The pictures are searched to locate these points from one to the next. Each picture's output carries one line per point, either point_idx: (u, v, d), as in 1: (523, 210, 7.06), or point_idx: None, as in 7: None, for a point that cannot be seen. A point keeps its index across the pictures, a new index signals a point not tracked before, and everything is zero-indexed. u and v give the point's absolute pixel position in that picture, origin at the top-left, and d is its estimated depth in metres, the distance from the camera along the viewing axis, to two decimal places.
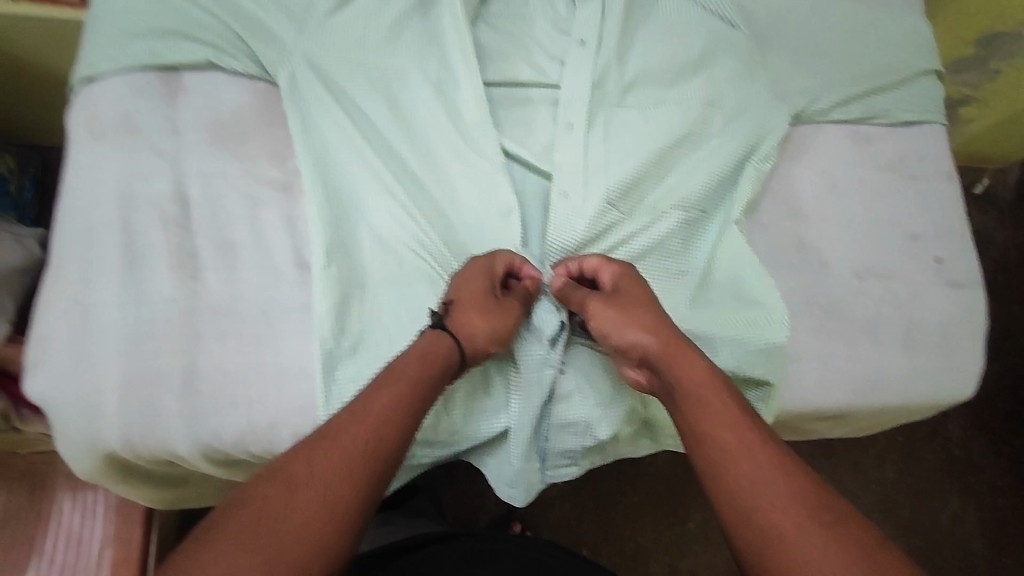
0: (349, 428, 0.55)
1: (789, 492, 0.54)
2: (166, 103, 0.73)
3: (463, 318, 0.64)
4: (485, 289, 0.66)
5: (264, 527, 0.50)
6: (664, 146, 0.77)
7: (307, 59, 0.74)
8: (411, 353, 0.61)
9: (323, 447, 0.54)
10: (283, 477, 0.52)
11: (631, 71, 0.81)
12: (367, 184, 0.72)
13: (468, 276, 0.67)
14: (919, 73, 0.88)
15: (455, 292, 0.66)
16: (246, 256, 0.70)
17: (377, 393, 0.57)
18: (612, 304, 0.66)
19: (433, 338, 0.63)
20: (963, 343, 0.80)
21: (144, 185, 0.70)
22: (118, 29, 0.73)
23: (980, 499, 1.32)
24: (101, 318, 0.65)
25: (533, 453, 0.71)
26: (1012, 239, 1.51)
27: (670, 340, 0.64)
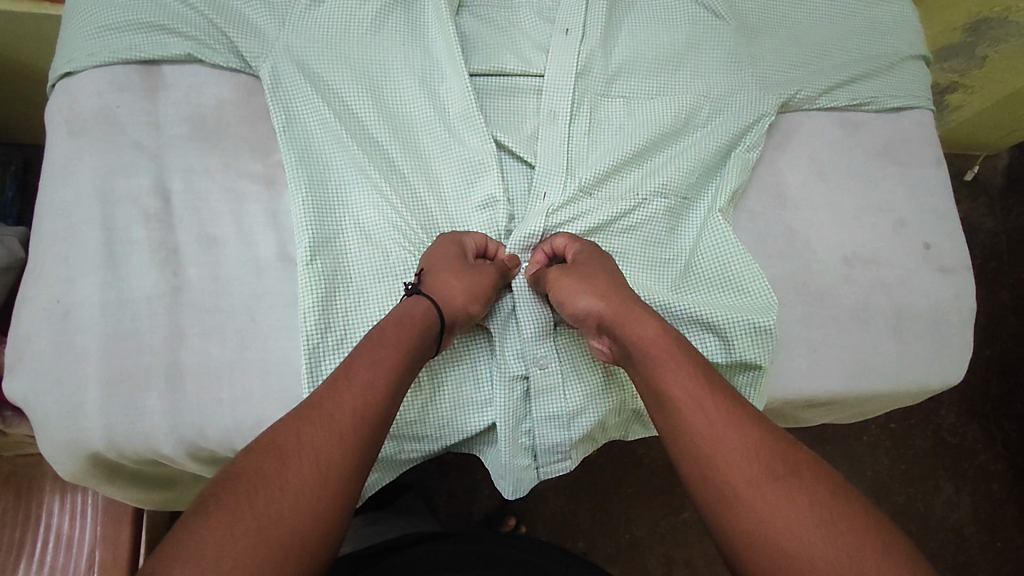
0: (338, 393, 0.56)
1: (754, 453, 0.54)
2: (144, 97, 0.71)
3: (435, 282, 0.65)
4: (455, 257, 0.67)
5: (257, 492, 0.50)
6: (648, 136, 0.77)
7: (289, 51, 0.73)
8: (388, 321, 0.62)
9: (313, 414, 0.55)
10: (272, 444, 0.53)
11: (616, 61, 0.80)
12: (352, 178, 0.72)
13: (435, 248, 0.68)
14: (907, 59, 0.88)
15: (425, 262, 0.67)
16: (229, 250, 0.69)
17: (364, 359, 0.59)
18: (572, 272, 0.67)
19: (406, 305, 0.64)
20: (952, 327, 0.80)
21: (124, 181, 0.69)
22: (94, 22, 0.72)
23: (973, 484, 1.33)
24: (82, 316, 0.65)
25: (521, 447, 0.71)
26: (1003, 225, 1.52)
27: (626, 304, 0.65)
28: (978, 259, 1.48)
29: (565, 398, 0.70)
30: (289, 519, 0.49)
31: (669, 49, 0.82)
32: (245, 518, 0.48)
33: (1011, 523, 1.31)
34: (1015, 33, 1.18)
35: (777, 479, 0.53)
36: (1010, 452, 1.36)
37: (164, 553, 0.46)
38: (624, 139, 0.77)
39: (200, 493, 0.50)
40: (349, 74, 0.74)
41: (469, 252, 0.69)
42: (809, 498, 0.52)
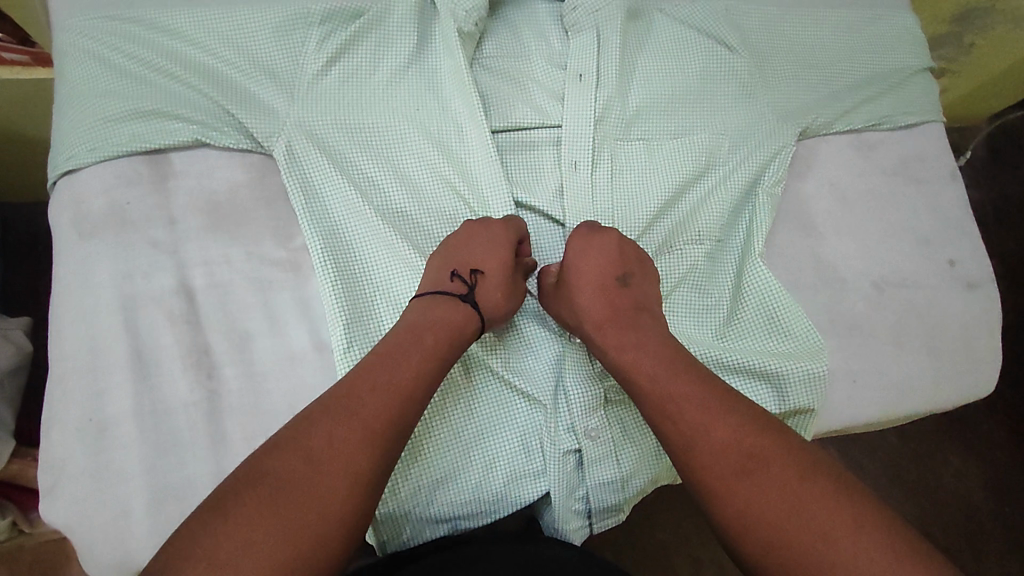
0: (366, 396, 0.56)
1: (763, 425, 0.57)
2: (153, 189, 0.68)
3: (491, 295, 0.67)
4: (511, 264, 0.69)
5: (278, 499, 0.50)
6: (673, 180, 0.76)
7: (302, 127, 0.70)
8: (442, 330, 0.63)
9: (338, 416, 0.55)
10: (297, 446, 0.53)
11: (633, 107, 0.79)
12: (381, 255, 0.70)
13: (494, 238, 0.69)
14: (916, 72, 0.87)
15: (484, 263, 0.68)
16: (262, 344, 0.67)
17: (389, 361, 0.59)
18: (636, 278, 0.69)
19: (465, 316, 0.65)
20: (981, 341, 0.81)
21: (144, 282, 0.66)
22: (90, 114, 0.67)
23: (979, 453, 1.35)
24: (118, 431, 0.62)
25: (575, 510, 0.70)
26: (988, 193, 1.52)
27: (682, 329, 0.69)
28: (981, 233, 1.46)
29: (617, 461, 0.70)
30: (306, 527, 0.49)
31: (685, 88, 0.80)
32: (264, 524, 0.48)
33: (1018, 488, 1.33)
34: (999, 21, 1.18)
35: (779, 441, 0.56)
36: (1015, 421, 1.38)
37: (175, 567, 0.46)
38: (648, 187, 0.76)
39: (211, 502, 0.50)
40: (365, 145, 0.72)
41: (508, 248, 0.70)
42: (808, 467, 0.55)
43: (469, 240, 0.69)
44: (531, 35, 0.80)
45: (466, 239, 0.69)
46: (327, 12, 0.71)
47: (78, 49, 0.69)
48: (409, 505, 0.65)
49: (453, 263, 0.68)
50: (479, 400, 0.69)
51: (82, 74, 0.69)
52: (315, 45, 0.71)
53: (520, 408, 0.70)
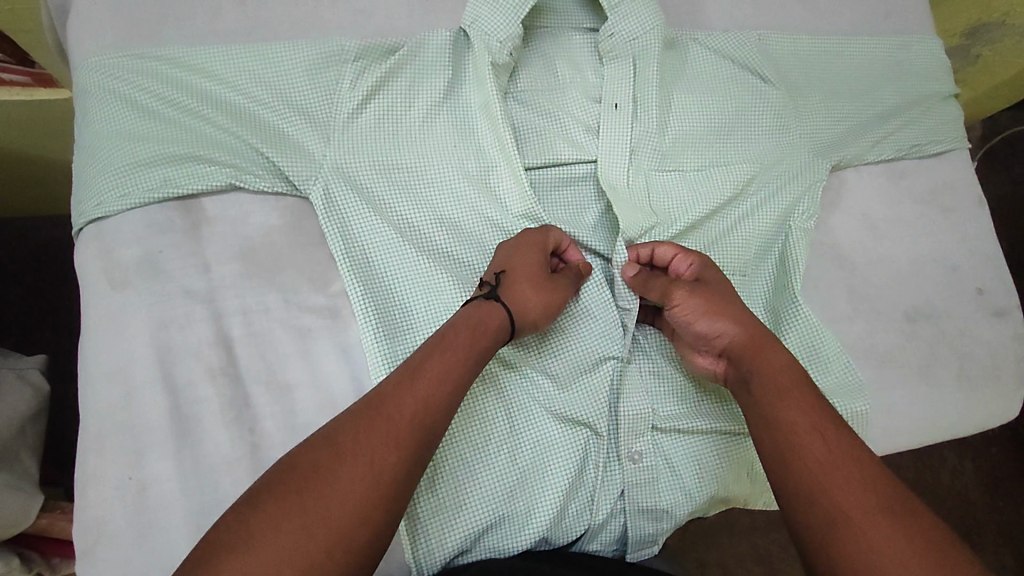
0: (401, 396, 0.54)
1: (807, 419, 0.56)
2: (186, 236, 0.66)
3: (516, 290, 0.64)
4: (538, 261, 0.66)
5: (307, 493, 0.48)
6: (709, 207, 0.74)
7: (338, 172, 0.68)
8: (461, 326, 0.60)
9: (372, 414, 0.52)
10: (330, 442, 0.51)
11: (670, 139, 0.76)
12: (423, 297, 0.68)
13: (520, 242, 0.67)
14: (942, 99, 0.88)
15: (508, 262, 0.65)
16: (304, 395, 0.65)
17: (425, 360, 0.57)
18: (698, 291, 0.64)
19: (485, 310, 0.62)
20: (1008, 367, 0.82)
21: (181, 334, 0.64)
22: (119, 159, 0.65)
23: (976, 449, 1.27)
24: (161, 490, 0.61)
25: (612, 539, 0.71)
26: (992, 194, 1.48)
27: (758, 334, 0.63)
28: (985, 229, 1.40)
29: (658, 492, 0.70)
30: (332, 523, 0.47)
31: (721, 122, 0.78)
32: (292, 517, 0.47)
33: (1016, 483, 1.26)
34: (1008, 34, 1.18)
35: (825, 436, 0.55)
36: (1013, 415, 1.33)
37: (213, 553, 0.44)
38: (684, 215, 0.74)
39: (254, 486, 0.49)
40: (402, 186, 0.70)
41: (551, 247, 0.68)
42: (858, 462, 0.53)
43: (498, 251, 0.68)
44: (565, 64, 0.77)
45: (512, 245, 0.67)
46: (361, 49, 0.69)
47: (103, 90, 0.66)
48: (456, 548, 0.64)
49: (495, 263, 0.66)
50: (524, 437, 0.68)
51: (108, 116, 0.66)
52: (349, 83, 0.69)
53: (565, 442, 0.69)
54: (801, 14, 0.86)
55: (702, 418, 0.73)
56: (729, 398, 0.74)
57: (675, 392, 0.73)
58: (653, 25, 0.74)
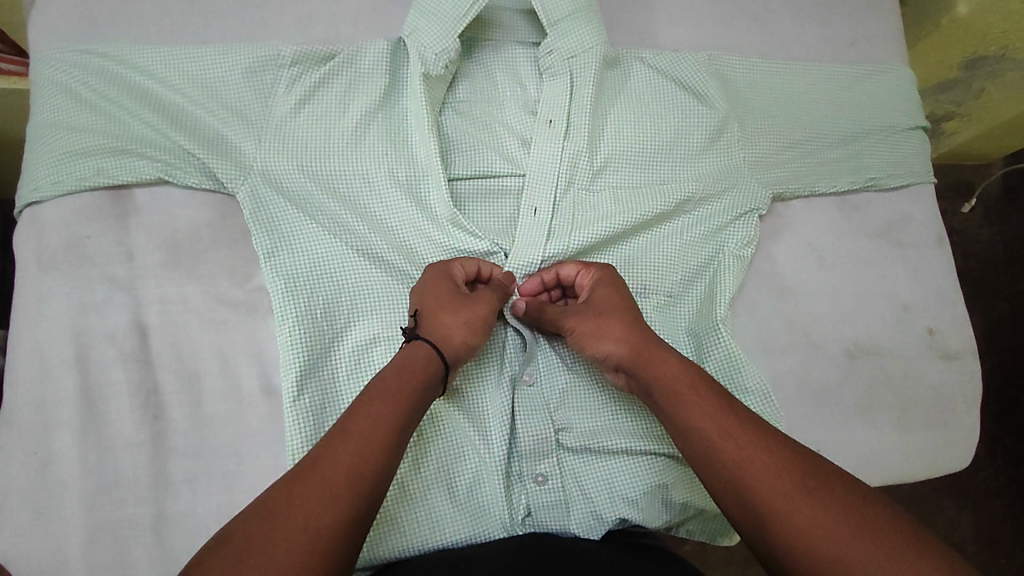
0: (331, 455, 0.53)
1: (751, 447, 0.54)
2: (114, 224, 0.68)
3: (432, 323, 0.63)
4: (447, 289, 0.65)
5: (245, 566, 0.47)
6: (635, 222, 0.74)
7: (267, 171, 0.69)
8: (388, 372, 0.59)
9: (303, 479, 0.52)
10: (264, 513, 0.50)
11: (601, 160, 0.76)
12: (339, 297, 0.69)
13: (426, 278, 0.66)
14: (904, 131, 0.85)
15: (420, 300, 0.65)
16: (211, 386, 0.66)
17: (360, 415, 0.55)
18: (585, 314, 0.65)
19: (404, 353, 0.61)
20: (957, 414, 0.78)
21: (99, 317, 0.66)
22: (56, 147, 0.68)
23: (974, 501, 1.24)
24: (62, 467, 0.62)
25: None
26: (1000, 235, 1.38)
27: (642, 344, 0.62)
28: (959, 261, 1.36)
29: (568, 512, 0.69)
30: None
31: (659, 142, 0.78)
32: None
33: (1013, 538, 1.23)
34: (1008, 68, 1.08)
35: (770, 458, 0.54)
36: (1011, 468, 1.26)
37: None
38: (609, 227, 0.73)
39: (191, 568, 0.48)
40: (330, 188, 0.71)
41: (459, 275, 0.67)
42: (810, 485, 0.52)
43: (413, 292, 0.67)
44: (507, 79, 0.79)
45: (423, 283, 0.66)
46: (297, 54, 0.71)
47: (49, 82, 0.70)
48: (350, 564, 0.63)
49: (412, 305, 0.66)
50: (427, 449, 0.67)
51: (51, 106, 0.69)
52: (284, 88, 0.71)
53: (467, 456, 0.68)
54: (756, 39, 0.86)
55: (615, 437, 0.71)
56: (642, 417, 0.72)
57: (586, 410, 0.72)
58: (594, 44, 0.75)
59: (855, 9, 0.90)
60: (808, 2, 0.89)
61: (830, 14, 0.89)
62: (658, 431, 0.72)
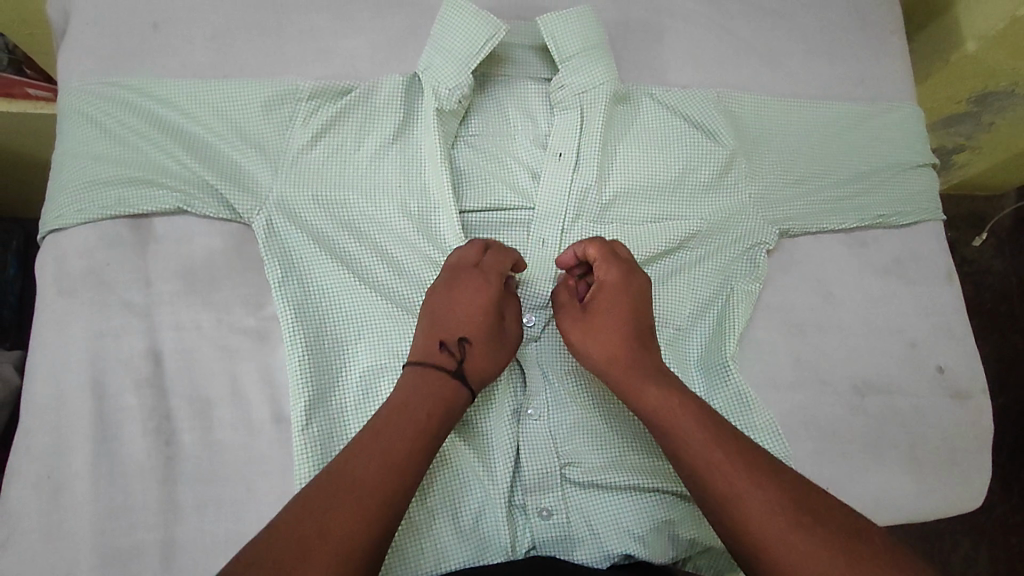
0: (349, 479, 0.53)
1: (738, 471, 0.54)
2: (134, 252, 0.70)
3: (476, 361, 0.63)
4: (487, 322, 0.65)
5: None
6: (642, 258, 0.75)
7: (283, 202, 0.71)
8: (428, 400, 0.59)
9: (318, 503, 0.51)
10: (283, 537, 0.50)
11: (609, 195, 0.77)
12: (349, 326, 0.70)
13: (462, 302, 0.65)
14: (911, 169, 0.86)
15: (464, 329, 0.64)
16: (223, 412, 0.67)
17: (379, 437, 0.55)
18: (594, 325, 0.65)
19: (452, 390, 0.61)
20: (968, 454, 0.78)
21: (116, 343, 0.67)
22: (81, 177, 0.70)
23: (992, 537, 1.22)
24: (73, 492, 0.63)
25: None
26: (1014, 266, 1.37)
27: (638, 356, 0.63)
28: (971, 292, 1.36)
29: (571, 545, 0.69)
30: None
31: (667, 178, 0.79)
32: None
33: None
34: (1021, 103, 1.07)
35: (753, 480, 0.54)
36: None
37: None
38: None
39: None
40: (342, 219, 0.73)
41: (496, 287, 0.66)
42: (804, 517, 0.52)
43: (441, 290, 0.66)
44: (518, 113, 0.80)
45: (456, 297, 0.65)
46: (315, 89, 0.74)
47: (78, 113, 0.72)
48: None
49: (441, 307, 0.65)
50: (433, 478, 0.68)
51: (78, 137, 0.72)
52: (300, 120, 0.73)
53: (473, 488, 0.68)
54: (763, 76, 0.87)
55: (622, 472, 0.70)
56: (648, 452, 0.72)
57: (592, 444, 0.72)
58: (603, 79, 0.77)
59: (862, 48, 0.91)
60: (815, 40, 0.90)
61: (837, 52, 0.90)
62: (664, 466, 0.72)
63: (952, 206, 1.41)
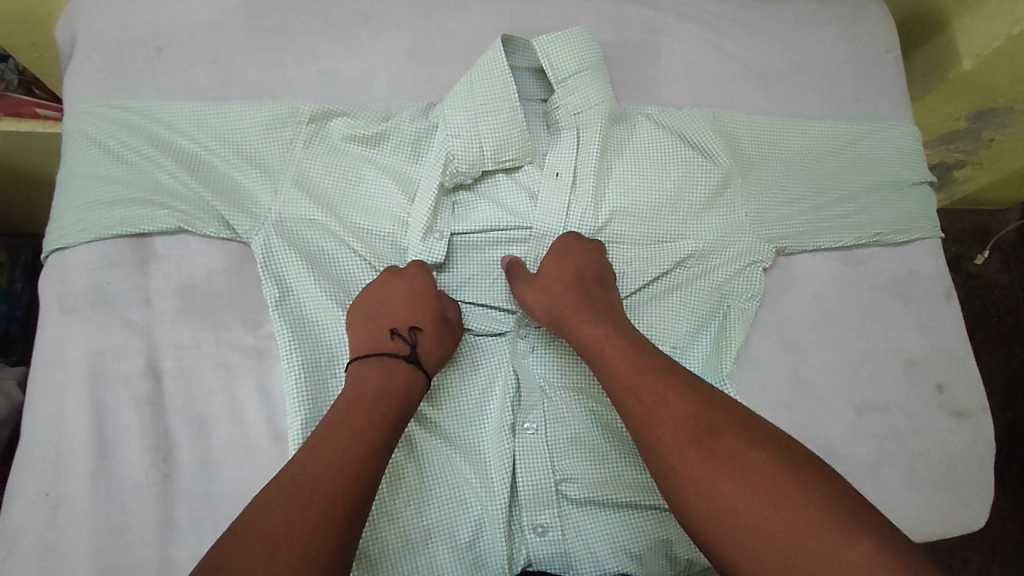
0: (320, 455, 0.56)
1: (695, 435, 0.56)
2: (135, 270, 0.71)
3: (429, 348, 0.68)
4: (438, 313, 0.70)
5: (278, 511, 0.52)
6: (638, 281, 0.77)
7: (283, 221, 0.72)
8: (390, 390, 0.62)
9: (292, 492, 0.53)
10: (256, 529, 0.51)
11: (603, 218, 0.77)
12: (346, 344, 0.70)
13: (415, 292, 0.70)
14: (907, 187, 0.86)
15: (415, 317, 0.68)
16: (221, 431, 0.68)
17: (350, 409, 0.60)
18: (542, 285, 0.71)
19: (409, 373, 0.65)
20: (970, 474, 0.77)
21: (116, 361, 0.68)
22: (86, 198, 0.71)
23: (1002, 556, 1.20)
24: (71, 509, 0.63)
25: None
26: (1018, 280, 1.37)
27: (580, 311, 0.68)
28: (976, 307, 1.35)
29: (568, 564, 0.69)
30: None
31: (664, 197, 0.79)
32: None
33: None
34: (1020, 120, 1.07)
35: (707, 441, 0.56)
36: None
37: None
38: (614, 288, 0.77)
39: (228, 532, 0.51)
40: (343, 241, 0.74)
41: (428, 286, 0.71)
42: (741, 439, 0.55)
43: (382, 298, 0.70)
44: None
45: (399, 296, 0.70)
46: (315, 111, 0.75)
47: (84, 135, 0.74)
48: None
49: (388, 312, 0.69)
50: (429, 496, 0.67)
51: (83, 159, 0.73)
52: (302, 142, 0.75)
53: (470, 505, 0.68)
54: (759, 96, 0.88)
55: (618, 490, 0.70)
56: (646, 470, 0.72)
57: (590, 462, 0.72)
58: (600, 100, 0.78)
59: (859, 68, 0.92)
60: (812, 60, 0.91)
61: (834, 72, 0.91)
62: (662, 485, 0.71)
63: (955, 221, 1.41)
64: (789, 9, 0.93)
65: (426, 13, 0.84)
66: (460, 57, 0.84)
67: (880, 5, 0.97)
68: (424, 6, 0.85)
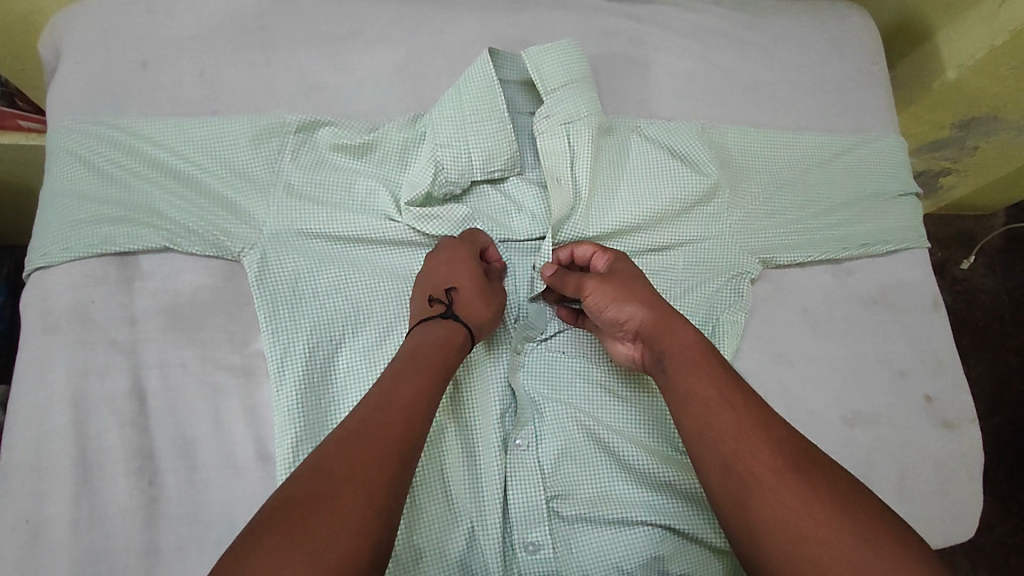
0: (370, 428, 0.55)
1: (752, 435, 0.56)
2: (119, 289, 0.70)
3: (469, 306, 0.68)
4: (476, 272, 0.70)
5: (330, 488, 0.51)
6: None
7: (272, 234, 0.71)
8: (432, 347, 0.64)
9: (351, 445, 0.54)
10: (297, 500, 0.50)
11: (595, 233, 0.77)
12: (337, 358, 0.69)
13: (452, 256, 0.70)
14: (892, 198, 0.87)
15: (451, 279, 0.69)
16: (207, 452, 0.67)
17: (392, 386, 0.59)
18: (610, 282, 0.68)
19: (448, 330, 0.66)
20: (959, 485, 0.77)
21: (100, 381, 0.67)
22: (67, 216, 0.70)
23: (990, 559, 1.21)
24: (53, 535, 0.62)
25: None
26: (1004, 284, 1.38)
27: (662, 313, 0.66)
28: (962, 311, 1.36)
29: None
30: (338, 554, 0.47)
31: (654, 207, 0.79)
32: (296, 554, 0.46)
33: None
34: (1004, 129, 1.08)
35: (765, 444, 0.55)
36: None
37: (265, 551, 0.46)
38: None
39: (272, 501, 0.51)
40: (334, 254, 0.73)
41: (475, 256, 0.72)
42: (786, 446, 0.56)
43: (432, 265, 0.71)
44: None
45: (443, 263, 0.70)
46: (302, 122, 0.75)
47: (67, 152, 0.73)
48: None
49: (433, 280, 0.70)
50: (420, 515, 0.66)
51: (66, 176, 0.72)
52: (289, 155, 0.74)
53: (461, 522, 0.67)
54: (747, 108, 0.89)
55: (609, 507, 0.70)
56: (637, 486, 0.71)
57: (583, 478, 0.71)
58: (591, 112, 0.78)
59: (845, 79, 0.93)
60: (799, 72, 0.92)
61: (821, 84, 0.92)
62: (653, 502, 0.71)
63: (941, 225, 1.42)
64: (776, 21, 0.94)
65: (413, 26, 0.84)
66: (448, 70, 0.83)
67: (865, 17, 0.97)
68: (412, 19, 0.84)
